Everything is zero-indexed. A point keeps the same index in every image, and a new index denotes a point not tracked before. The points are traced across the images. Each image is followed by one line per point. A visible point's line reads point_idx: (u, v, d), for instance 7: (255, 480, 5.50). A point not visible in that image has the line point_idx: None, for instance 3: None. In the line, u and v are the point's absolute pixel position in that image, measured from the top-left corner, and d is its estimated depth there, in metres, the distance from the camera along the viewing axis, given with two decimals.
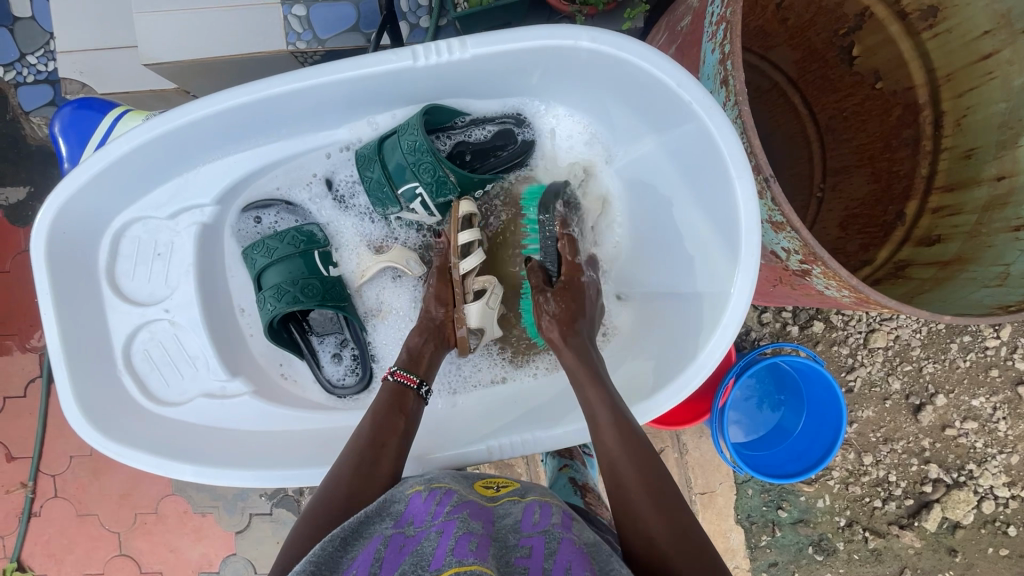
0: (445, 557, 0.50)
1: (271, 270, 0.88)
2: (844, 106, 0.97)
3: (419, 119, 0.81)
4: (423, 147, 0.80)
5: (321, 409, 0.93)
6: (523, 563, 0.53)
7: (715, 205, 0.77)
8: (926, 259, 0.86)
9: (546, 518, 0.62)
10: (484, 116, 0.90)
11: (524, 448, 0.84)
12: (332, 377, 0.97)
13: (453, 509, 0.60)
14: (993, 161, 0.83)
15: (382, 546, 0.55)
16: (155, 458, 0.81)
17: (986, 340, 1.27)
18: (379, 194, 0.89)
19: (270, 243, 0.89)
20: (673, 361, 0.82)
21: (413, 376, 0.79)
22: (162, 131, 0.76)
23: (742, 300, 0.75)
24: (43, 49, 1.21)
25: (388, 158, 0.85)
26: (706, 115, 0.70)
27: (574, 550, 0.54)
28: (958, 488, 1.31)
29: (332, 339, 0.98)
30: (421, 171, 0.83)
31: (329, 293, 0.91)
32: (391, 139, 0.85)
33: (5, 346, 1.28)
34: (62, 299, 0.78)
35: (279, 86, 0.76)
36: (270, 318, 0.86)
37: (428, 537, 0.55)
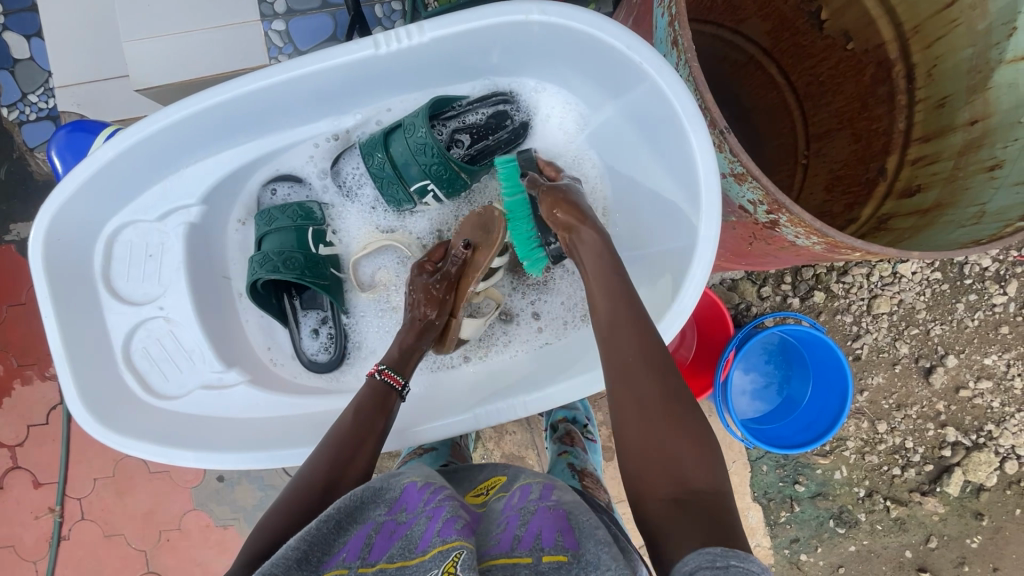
0: (431, 539, 0.51)
1: (269, 238, 0.91)
2: (820, 70, 0.99)
3: (424, 118, 0.84)
4: (433, 147, 0.85)
5: (317, 392, 0.95)
6: (497, 536, 0.55)
7: (677, 160, 0.79)
8: (907, 210, 0.86)
9: (527, 497, 0.62)
10: (477, 99, 0.92)
11: (508, 413, 0.87)
12: (308, 351, 0.98)
13: (443, 496, 0.60)
14: (966, 106, 0.83)
15: (374, 532, 0.56)
16: (159, 446, 0.84)
17: (993, 298, 1.26)
18: (391, 192, 0.92)
19: (272, 212, 0.92)
20: (642, 324, 0.84)
21: (400, 377, 0.82)
22: (141, 136, 0.80)
23: (710, 245, 0.74)
24: (43, 87, 1.25)
25: (394, 153, 0.88)
26: (656, 72, 0.73)
27: (550, 520, 0.55)
28: (978, 450, 1.29)
29: (315, 315, 0.99)
30: (430, 169, 0.87)
31: (310, 268, 0.91)
32: (396, 134, 0.88)
33: (26, 376, 1.33)
34: (60, 299, 0.82)
35: (248, 85, 0.79)
36: (253, 279, 0.88)
37: (417, 521, 0.55)
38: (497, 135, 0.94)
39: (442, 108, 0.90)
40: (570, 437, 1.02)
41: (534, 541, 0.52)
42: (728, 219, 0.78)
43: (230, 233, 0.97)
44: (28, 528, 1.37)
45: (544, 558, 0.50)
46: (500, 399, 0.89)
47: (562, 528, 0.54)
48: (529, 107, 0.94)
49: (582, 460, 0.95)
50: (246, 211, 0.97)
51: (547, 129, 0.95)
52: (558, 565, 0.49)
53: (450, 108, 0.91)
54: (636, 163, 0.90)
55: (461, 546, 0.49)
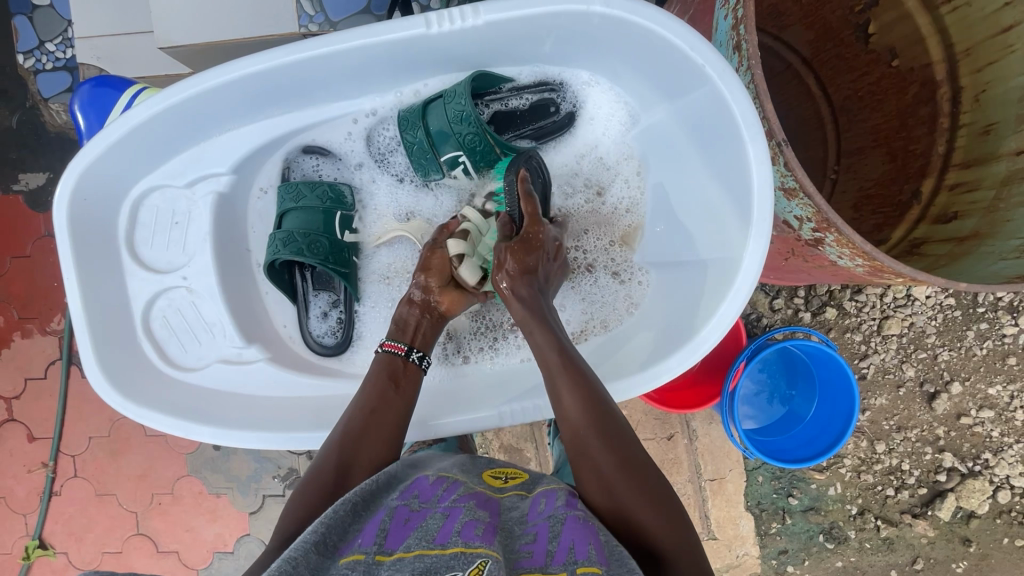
0: (450, 535, 0.51)
1: (292, 215, 0.89)
2: (859, 86, 0.96)
3: (467, 87, 0.82)
4: (470, 116, 0.82)
5: (318, 369, 0.94)
6: (528, 548, 0.54)
7: (729, 170, 0.77)
8: (941, 236, 0.84)
9: (551, 504, 0.61)
10: (524, 87, 0.90)
11: (532, 415, 0.86)
12: (314, 332, 0.96)
13: (459, 496, 0.59)
14: (1013, 136, 0.82)
15: (388, 518, 0.54)
16: (170, 420, 0.83)
17: (1004, 328, 1.25)
18: (420, 159, 0.90)
19: (300, 189, 0.89)
20: (684, 329, 0.82)
21: (400, 344, 0.83)
22: (176, 99, 0.78)
23: (756, 262, 0.74)
24: (61, 36, 1.22)
25: (431, 123, 0.86)
26: (718, 78, 0.71)
27: (579, 531, 0.55)
28: (973, 478, 1.29)
29: (326, 297, 0.97)
30: (465, 140, 0.85)
31: (334, 255, 0.91)
32: (435, 104, 0.86)
33: (27, 329, 1.31)
34: (81, 260, 0.80)
35: (292, 53, 0.77)
36: (272, 259, 0.87)
37: (433, 514, 0.55)
38: (543, 124, 0.92)
39: (486, 87, 0.88)
40: None
41: (566, 555, 0.52)
42: None
43: (255, 201, 0.94)
44: (21, 480, 1.36)
45: (579, 571, 0.50)
46: (526, 399, 0.88)
47: (594, 542, 0.54)
48: (576, 101, 0.93)
49: None
50: (273, 178, 0.94)
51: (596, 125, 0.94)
52: None
53: (495, 90, 0.89)
54: (684, 170, 0.89)
55: (485, 554, 0.49)
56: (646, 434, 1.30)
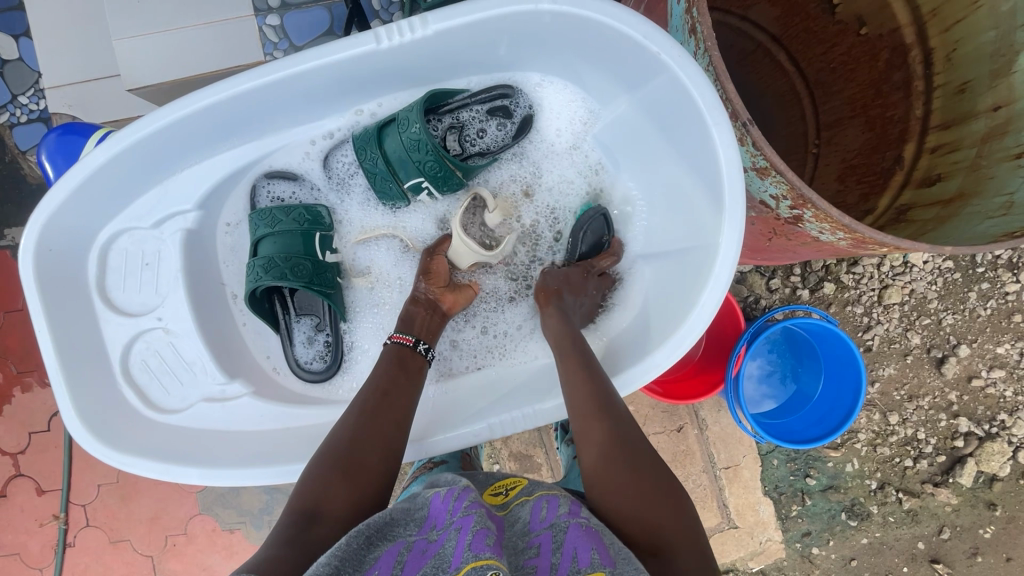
0: (463, 554, 0.49)
1: (270, 241, 0.88)
2: (831, 57, 0.95)
3: (418, 112, 0.81)
4: (426, 143, 0.82)
5: (298, 400, 0.93)
6: (533, 563, 0.53)
7: (697, 157, 0.76)
8: (927, 200, 0.83)
9: (555, 511, 0.60)
10: (473, 95, 0.89)
11: (522, 424, 0.85)
12: (301, 359, 0.95)
13: (470, 502, 0.57)
14: (988, 92, 0.80)
15: (405, 549, 0.52)
16: (158, 463, 0.82)
17: (1006, 286, 1.23)
18: (382, 187, 0.90)
19: (275, 214, 0.88)
20: (665, 327, 0.81)
21: (408, 335, 0.84)
22: (129, 142, 0.77)
23: (733, 245, 0.73)
24: (33, 88, 1.21)
25: (388, 148, 0.86)
26: (675, 63, 0.70)
27: (583, 538, 0.55)
28: (991, 440, 1.27)
29: (308, 322, 0.96)
30: (425, 166, 0.85)
31: (318, 277, 0.90)
32: (389, 128, 0.86)
33: (26, 383, 1.31)
34: (52, 310, 0.79)
35: (243, 83, 0.76)
36: (254, 286, 0.85)
37: (449, 536, 0.52)
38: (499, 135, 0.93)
39: (437, 102, 0.88)
40: None
41: (571, 565, 0.52)
42: (747, 214, 0.75)
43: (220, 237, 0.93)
44: (33, 535, 1.35)
45: None
46: (516, 409, 0.87)
47: (596, 546, 0.54)
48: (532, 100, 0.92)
49: None
50: (235, 212, 0.93)
51: (556, 125, 0.94)
52: None
53: (446, 101, 0.89)
54: (651, 161, 0.89)
55: (497, 565, 0.48)
56: (655, 428, 1.28)
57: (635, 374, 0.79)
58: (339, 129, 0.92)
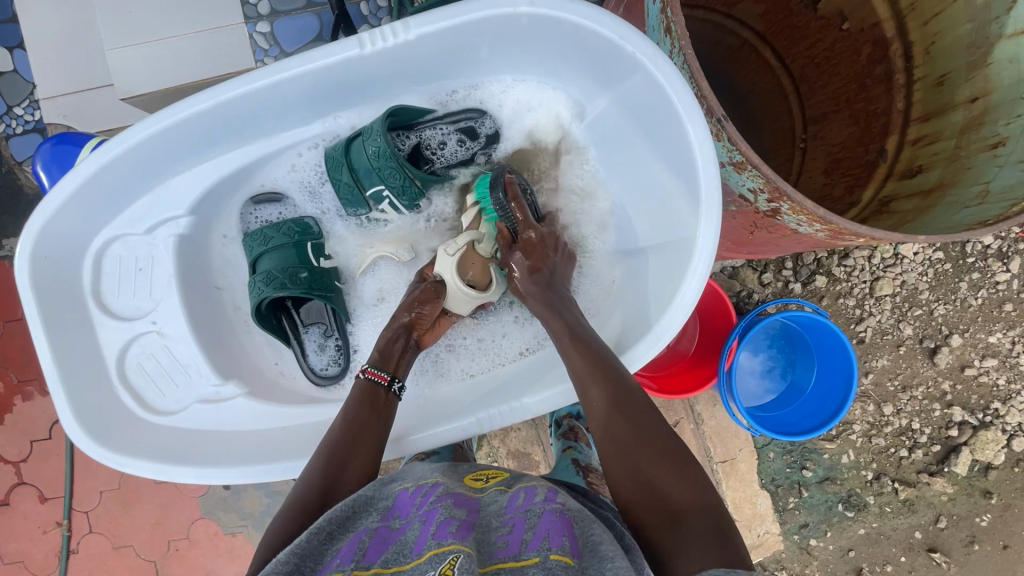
0: (425, 542, 0.50)
1: (267, 256, 0.90)
2: (815, 53, 0.97)
3: (382, 126, 0.82)
4: (387, 154, 0.83)
5: (320, 402, 0.95)
6: (503, 539, 0.55)
7: (674, 153, 0.78)
8: (909, 191, 0.84)
9: (532, 499, 0.62)
10: (442, 116, 0.92)
11: (511, 416, 0.87)
12: (316, 366, 0.98)
13: (437, 497, 0.59)
14: (966, 83, 0.81)
15: (367, 537, 0.53)
16: (154, 464, 0.83)
17: (996, 275, 1.24)
18: (348, 195, 0.92)
19: (266, 232, 0.91)
20: (646, 320, 0.82)
21: (383, 374, 0.82)
22: (122, 150, 0.79)
23: (710, 238, 0.74)
24: (29, 99, 1.22)
25: (354, 161, 0.87)
26: (650, 61, 0.72)
27: (557, 522, 0.56)
28: (985, 429, 1.28)
29: (317, 330, 0.98)
30: (386, 175, 0.86)
31: (316, 283, 0.92)
32: (356, 141, 0.87)
33: (27, 392, 1.32)
34: (49, 316, 0.81)
35: (231, 90, 0.78)
36: (258, 300, 0.87)
37: (411, 526, 0.54)
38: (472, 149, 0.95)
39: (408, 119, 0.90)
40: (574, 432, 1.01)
41: (540, 543, 0.53)
42: (728, 209, 0.76)
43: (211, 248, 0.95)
44: (37, 542, 1.36)
45: (551, 557, 0.50)
46: (504, 402, 0.88)
47: (569, 533, 0.54)
48: (496, 117, 0.94)
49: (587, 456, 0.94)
50: (236, 225, 0.96)
51: (534, 128, 0.95)
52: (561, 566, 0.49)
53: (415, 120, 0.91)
54: (631, 157, 0.90)
55: (457, 550, 0.48)
56: None
57: None
58: (323, 138, 0.93)
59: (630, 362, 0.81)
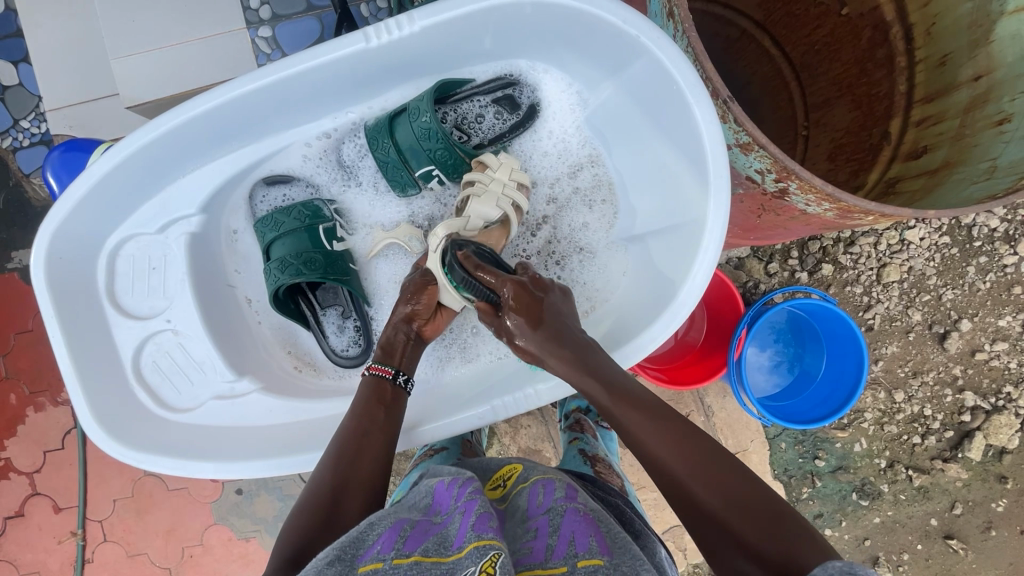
0: (466, 534, 0.51)
1: (279, 243, 0.90)
2: (815, 39, 0.97)
3: (429, 102, 0.84)
4: (436, 132, 0.85)
5: (334, 392, 0.95)
6: (528, 545, 0.55)
7: (680, 135, 0.78)
8: (915, 171, 0.83)
9: (554, 498, 0.61)
10: (478, 87, 0.92)
11: (525, 403, 0.86)
12: (337, 347, 0.99)
13: (474, 490, 0.59)
14: (968, 62, 0.81)
15: (409, 527, 0.54)
16: (173, 459, 0.83)
17: (1003, 259, 1.23)
18: (395, 175, 0.93)
19: (278, 218, 0.91)
20: (662, 296, 0.82)
21: (388, 367, 0.81)
22: (133, 149, 0.79)
23: (720, 218, 0.74)
24: (35, 112, 1.23)
25: (400, 139, 0.89)
26: (654, 45, 0.73)
27: (582, 524, 0.56)
28: (999, 413, 1.27)
29: (335, 312, 0.99)
30: (436, 155, 0.89)
31: (331, 267, 0.91)
32: (401, 119, 0.89)
33: (39, 403, 1.33)
34: (66, 316, 0.81)
35: (240, 86, 0.78)
36: (276, 288, 0.88)
37: (452, 519, 0.54)
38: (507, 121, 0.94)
39: (447, 92, 0.91)
40: (580, 424, 1.01)
41: (566, 548, 0.53)
42: (735, 193, 0.76)
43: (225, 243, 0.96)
44: (52, 552, 1.37)
45: (579, 564, 0.50)
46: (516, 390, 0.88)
47: (594, 534, 0.55)
48: (537, 88, 0.94)
49: (593, 447, 0.93)
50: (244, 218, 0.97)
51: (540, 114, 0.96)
52: (594, 568, 0.50)
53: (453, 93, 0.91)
54: (636, 140, 0.91)
55: (498, 547, 0.49)
56: None
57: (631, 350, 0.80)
58: (334, 129, 0.94)
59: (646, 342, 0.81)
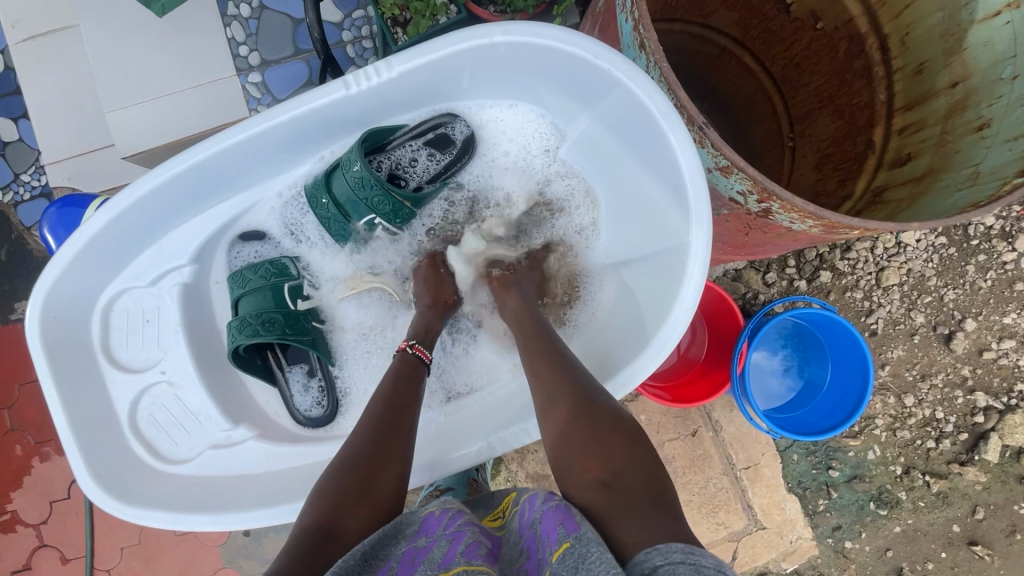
0: (455, 556, 0.53)
1: (245, 300, 0.91)
2: (794, 53, 0.98)
3: (358, 153, 0.83)
4: (370, 182, 0.84)
5: (297, 445, 0.93)
6: (524, 574, 0.56)
7: (658, 163, 0.80)
8: (901, 179, 0.84)
9: (547, 527, 0.63)
10: (410, 132, 0.91)
11: (522, 438, 0.86)
12: (300, 407, 0.96)
13: (462, 521, 0.60)
14: (944, 70, 0.82)
15: (397, 561, 0.54)
16: (168, 514, 0.82)
17: (1002, 256, 1.23)
18: (338, 227, 0.93)
19: (244, 274, 0.92)
20: (646, 326, 0.84)
21: (429, 352, 0.84)
22: (122, 208, 0.81)
23: (703, 243, 0.76)
24: (34, 166, 1.25)
25: (337, 192, 0.89)
26: (626, 77, 0.74)
27: (554, 519, 0.58)
28: (1012, 412, 1.25)
29: (301, 369, 0.97)
30: (375, 203, 0.88)
31: (292, 327, 0.91)
32: (336, 173, 0.89)
33: (45, 453, 1.33)
34: (61, 374, 0.82)
35: (224, 140, 0.80)
36: (232, 347, 0.88)
37: (438, 544, 0.56)
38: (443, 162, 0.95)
39: (380, 141, 0.90)
40: None
41: None
42: (720, 214, 0.76)
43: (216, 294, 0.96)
44: None
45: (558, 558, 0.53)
46: (513, 424, 0.88)
47: (568, 527, 0.57)
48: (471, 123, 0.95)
49: None
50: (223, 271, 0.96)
51: (521, 150, 0.98)
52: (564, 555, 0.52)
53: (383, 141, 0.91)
54: (615, 168, 0.93)
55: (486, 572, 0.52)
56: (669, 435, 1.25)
57: (624, 376, 0.82)
58: (316, 178, 0.95)
59: (634, 370, 0.83)
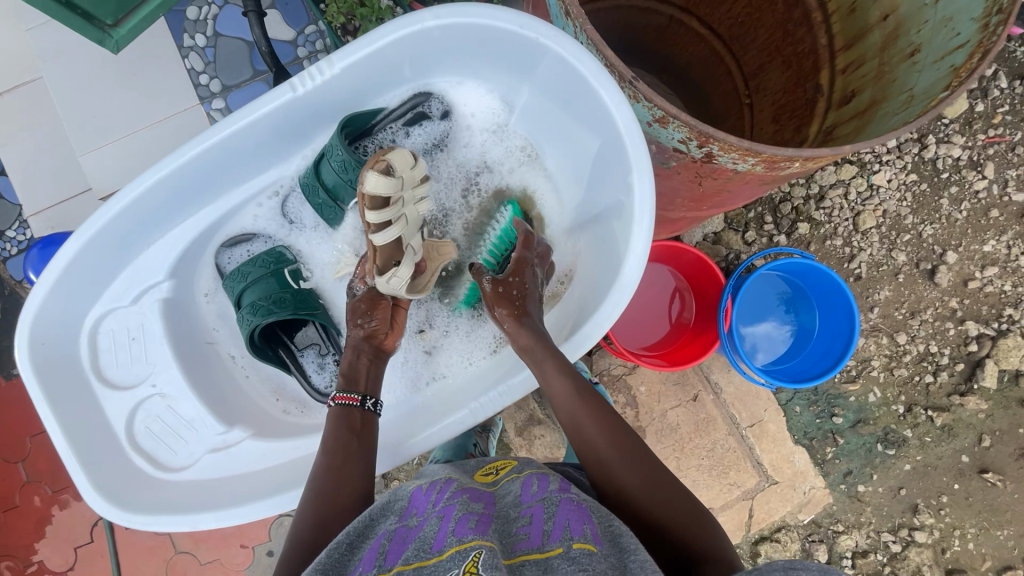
0: (446, 537, 0.52)
1: (248, 292, 0.94)
2: (737, 13, 0.99)
3: (340, 139, 0.87)
4: (353, 165, 0.88)
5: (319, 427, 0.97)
6: (524, 531, 0.57)
7: (598, 122, 0.83)
8: (849, 116, 0.86)
9: (545, 486, 0.63)
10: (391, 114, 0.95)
11: (502, 400, 0.88)
12: (320, 387, 1.01)
13: (453, 493, 0.62)
14: (876, 5, 0.85)
15: (387, 540, 0.56)
16: (175, 515, 0.85)
17: (973, 185, 1.25)
18: (331, 213, 0.98)
19: (244, 270, 0.95)
20: (604, 278, 0.86)
21: (353, 395, 0.82)
22: (95, 229, 0.83)
23: (646, 190, 0.78)
24: (17, 221, 1.26)
25: (326, 178, 0.92)
26: (556, 43, 0.77)
27: (575, 511, 0.58)
28: (1004, 337, 1.26)
29: (313, 351, 1.02)
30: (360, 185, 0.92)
31: (302, 303, 0.95)
32: (322, 159, 0.92)
33: (63, 500, 1.34)
34: (55, 399, 0.83)
35: (186, 152, 0.83)
36: (250, 331, 0.90)
37: (429, 521, 0.56)
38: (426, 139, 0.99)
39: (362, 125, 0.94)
40: None
41: (562, 533, 0.55)
42: (670, 167, 0.78)
43: (205, 306, 1.00)
44: None
45: (574, 546, 0.53)
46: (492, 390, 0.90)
47: (587, 522, 0.57)
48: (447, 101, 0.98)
49: None
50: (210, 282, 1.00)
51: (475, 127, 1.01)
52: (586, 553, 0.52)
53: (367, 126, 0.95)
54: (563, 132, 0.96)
55: (479, 545, 0.51)
56: (671, 403, 1.27)
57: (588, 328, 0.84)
58: (281, 183, 0.98)
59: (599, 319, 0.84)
